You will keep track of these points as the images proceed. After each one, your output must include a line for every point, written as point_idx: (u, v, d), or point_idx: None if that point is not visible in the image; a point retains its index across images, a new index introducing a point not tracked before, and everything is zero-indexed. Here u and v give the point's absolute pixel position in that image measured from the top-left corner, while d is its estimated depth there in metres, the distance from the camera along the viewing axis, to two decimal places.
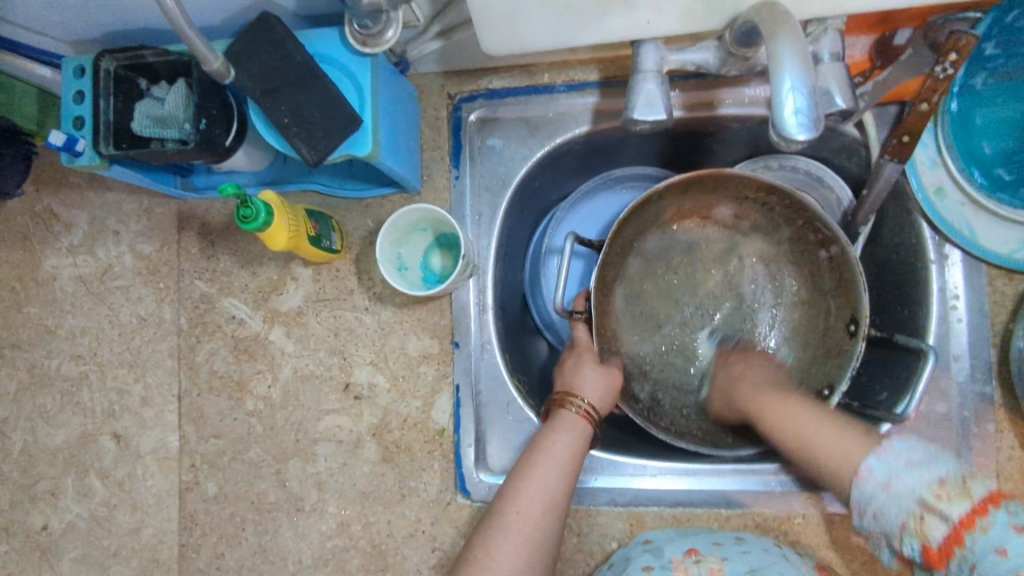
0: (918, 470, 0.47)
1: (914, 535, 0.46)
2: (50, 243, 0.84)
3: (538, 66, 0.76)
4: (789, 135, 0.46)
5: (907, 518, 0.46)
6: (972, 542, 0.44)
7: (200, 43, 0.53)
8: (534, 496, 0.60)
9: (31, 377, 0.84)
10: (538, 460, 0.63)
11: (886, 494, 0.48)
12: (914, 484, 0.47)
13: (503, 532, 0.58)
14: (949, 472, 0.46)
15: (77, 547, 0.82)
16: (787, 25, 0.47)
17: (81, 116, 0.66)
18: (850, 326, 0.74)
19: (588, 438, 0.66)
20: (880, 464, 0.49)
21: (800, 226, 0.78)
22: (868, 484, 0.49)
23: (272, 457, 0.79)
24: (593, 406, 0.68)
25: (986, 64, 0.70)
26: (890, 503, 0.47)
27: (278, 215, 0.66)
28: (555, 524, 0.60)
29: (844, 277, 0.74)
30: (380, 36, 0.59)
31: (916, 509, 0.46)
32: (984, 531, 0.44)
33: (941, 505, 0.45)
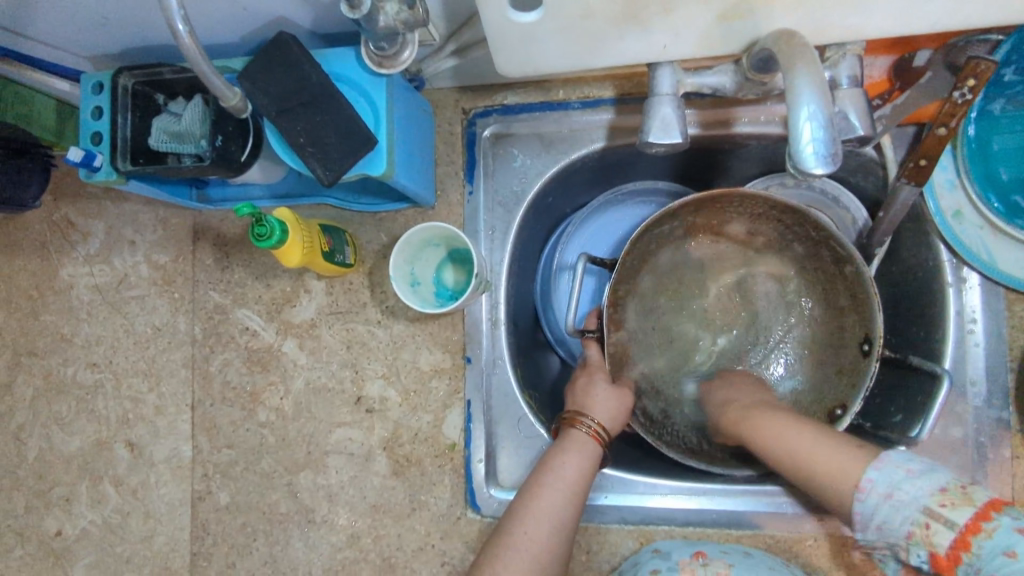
0: (919, 480, 0.48)
1: (921, 544, 0.47)
2: (67, 252, 0.85)
3: (552, 83, 0.76)
4: (805, 167, 0.46)
5: (913, 527, 0.47)
6: (981, 544, 0.45)
7: (219, 82, 0.54)
8: (542, 516, 0.60)
9: (47, 384, 0.85)
10: (547, 480, 0.63)
11: (887, 505, 0.49)
12: (925, 478, 0.48)
13: (511, 551, 0.58)
14: (950, 481, 0.48)
15: (90, 553, 0.83)
16: (805, 57, 0.47)
17: (98, 133, 0.66)
18: (863, 347, 0.72)
19: (597, 457, 0.66)
20: (880, 475, 0.50)
21: (815, 245, 0.77)
22: (869, 496, 0.50)
23: (283, 468, 0.79)
24: (603, 426, 0.68)
25: (1004, 90, 0.69)
26: (897, 516, 0.48)
27: (292, 232, 0.66)
28: (563, 545, 0.60)
29: (859, 298, 0.73)
30: (396, 57, 0.59)
31: (920, 517, 0.47)
32: (992, 535, 0.45)
33: (946, 512, 0.46)
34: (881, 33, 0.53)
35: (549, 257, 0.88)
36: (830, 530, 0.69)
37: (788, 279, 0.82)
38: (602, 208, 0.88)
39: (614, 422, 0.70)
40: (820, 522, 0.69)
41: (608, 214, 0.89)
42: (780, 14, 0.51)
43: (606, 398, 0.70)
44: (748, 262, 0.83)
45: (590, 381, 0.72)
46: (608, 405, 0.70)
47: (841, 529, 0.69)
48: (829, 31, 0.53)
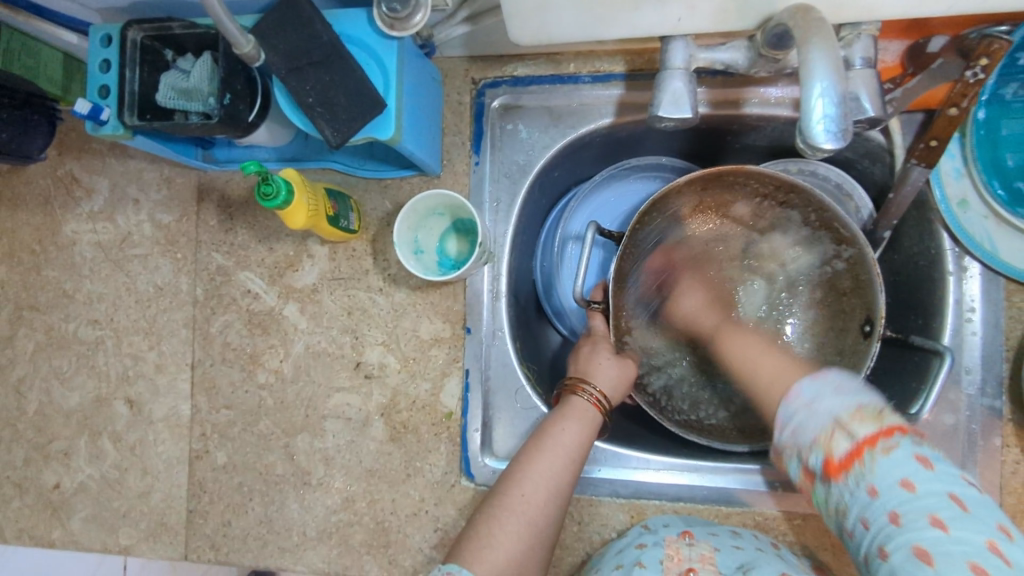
0: (842, 396, 0.54)
1: (818, 447, 0.53)
2: (70, 208, 0.85)
3: (564, 56, 0.76)
4: (816, 142, 0.46)
5: (821, 433, 0.53)
6: (873, 459, 0.50)
7: (232, 26, 0.54)
8: (540, 480, 0.61)
9: (49, 339, 0.85)
10: (547, 444, 0.64)
11: (808, 411, 0.55)
12: (847, 397, 0.54)
13: (507, 512, 0.59)
14: (869, 402, 0.53)
15: (87, 507, 0.84)
16: (822, 33, 0.47)
17: (106, 86, 0.66)
18: (866, 328, 0.74)
19: (596, 426, 0.67)
20: (811, 389, 0.57)
21: (819, 230, 0.77)
22: (795, 405, 0.57)
23: (281, 430, 0.80)
24: (604, 395, 0.69)
25: (1018, 75, 0.68)
26: (811, 420, 0.54)
27: (298, 193, 0.66)
28: (557, 510, 0.61)
29: (860, 279, 0.74)
30: (408, 20, 0.59)
31: (830, 426, 0.53)
32: (886, 454, 0.50)
33: (853, 425, 0.52)
34: (895, 13, 0.53)
35: (550, 231, 0.88)
36: (819, 510, 0.70)
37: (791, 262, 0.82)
38: (605, 183, 0.88)
39: (616, 392, 0.71)
40: (809, 502, 0.70)
41: (611, 189, 0.89)
42: None
43: (605, 370, 0.71)
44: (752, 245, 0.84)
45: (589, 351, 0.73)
46: (609, 377, 0.71)
47: None
48: (843, 10, 0.53)
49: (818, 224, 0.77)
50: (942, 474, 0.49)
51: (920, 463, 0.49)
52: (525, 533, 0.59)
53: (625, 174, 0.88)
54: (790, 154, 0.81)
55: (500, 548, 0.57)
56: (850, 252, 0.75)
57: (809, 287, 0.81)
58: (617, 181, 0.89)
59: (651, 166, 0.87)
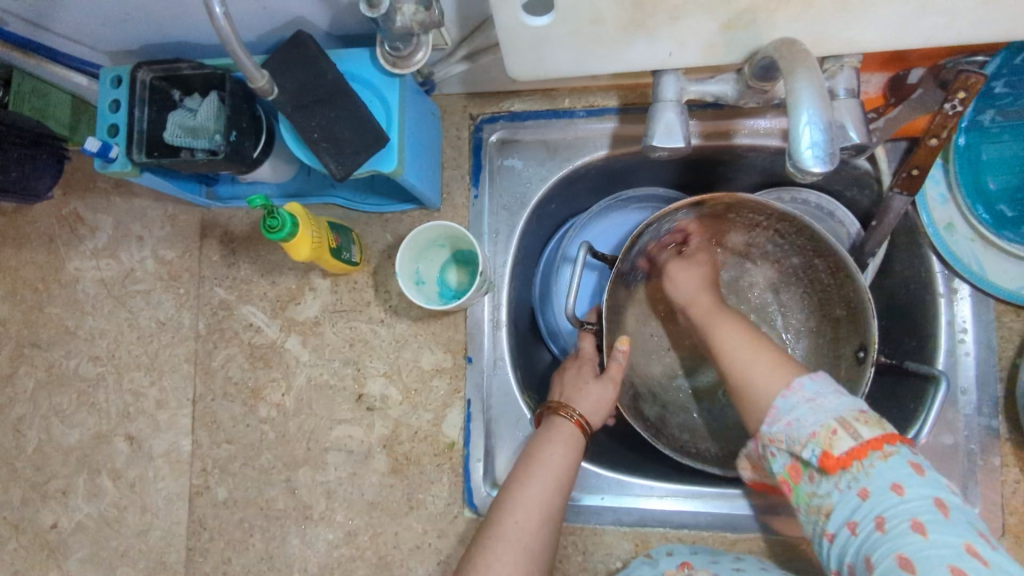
0: (843, 397, 0.56)
1: (823, 442, 0.54)
2: (75, 246, 0.86)
3: (559, 91, 0.78)
4: (805, 167, 0.48)
5: (821, 429, 0.54)
6: (874, 465, 0.52)
7: (249, 62, 0.55)
8: (531, 506, 0.61)
9: (49, 376, 0.85)
10: (534, 470, 0.64)
11: (812, 404, 0.56)
12: (831, 404, 0.55)
13: (502, 541, 0.59)
14: (866, 408, 0.56)
15: (85, 547, 0.83)
16: (805, 65, 0.49)
17: (116, 125, 0.68)
18: (858, 355, 0.74)
19: (579, 447, 0.67)
20: (812, 385, 0.58)
21: (810, 256, 0.79)
22: (797, 396, 0.57)
23: (282, 464, 0.80)
24: (586, 418, 0.69)
25: (993, 102, 0.70)
26: (811, 415, 0.55)
27: (303, 227, 0.68)
28: (550, 535, 0.61)
29: (853, 309, 0.75)
30: (409, 58, 0.61)
31: (832, 423, 0.54)
32: (885, 460, 0.52)
33: (856, 425, 0.54)
34: (876, 46, 0.55)
35: (549, 261, 0.89)
36: None
37: (784, 289, 0.85)
38: (603, 213, 0.90)
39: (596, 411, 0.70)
40: None
41: (608, 220, 0.90)
42: (781, 25, 0.53)
43: (596, 391, 0.72)
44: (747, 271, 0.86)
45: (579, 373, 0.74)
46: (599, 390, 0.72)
47: None
48: (826, 43, 0.55)
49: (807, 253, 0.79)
50: (934, 484, 0.52)
51: (914, 469, 0.52)
52: (522, 560, 0.59)
53: (620, 204, 0.90)
54: (781, 184, 0.83)
55: None
56: (842, 278, 0.75)
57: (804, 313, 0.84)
58: (613, 213, 0.90)
59: (645, 196, 0.89)
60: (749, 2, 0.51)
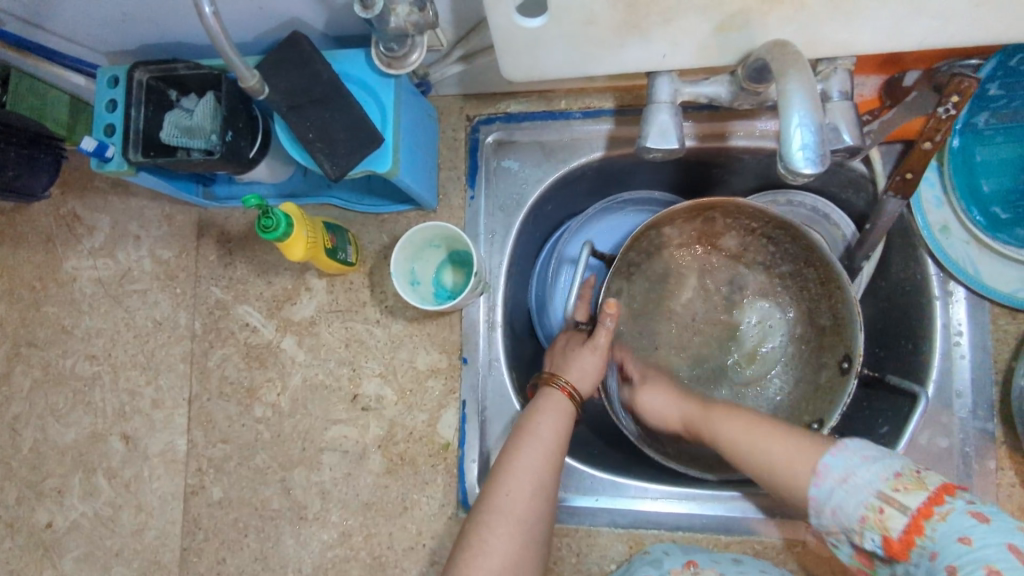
0: (875, 466, 0.54)
1: (877, 527, 0.52)
2: (72, 245, 0.86)
3: (555, 92, 0.78)
4: (796, 168, 0.48)
5: (867, 511, 0.53)
6: (934, 529, 0.50)
7: (240, 62, 0.56)
8: (523, 476, 0.61)
9: (45, 375, 0.85)
10: (525, 439, 0.64)
11: (844, 488, 0.54)
12: (870, 477, 0.53)
13: (496, 515, 0.59)
14: (906, 466, 0.54)
15: (80, 546, 0.83)
16: (797, 66, 0.49)
17: (112, 125, 0.68)
18: (843, 364, 0.76)
19: (571, 414, 0.67)
20: (839, 460, 0.56)
21: (801, 265, 0.80)
22: (826, 481, 0.55)
23: (277, 464, 0.80)
24: (575, 387, 0.69)
25: (988, 105, 0.71)
26: (851, 498, 0.53)
27: (297, 227, 0.68)
28: (546, 505, 0.61)
29: (840, 321, 0.76)
30: (405, 59, 0.61)
31: (875, 501, 0.52)
32: (944, 519, 0.50)
33: (900, 496, 0.52)
34: (870, 48, 0.55)
35: (542, 265, 0.89)
36: (821, 537, 0.69)
37: (774, 296, 0.84)
38: (597, 215, 0.90)
39: (585, 384, 0.71)
40: (809, 529, 0.70)
41: (603, 222, 0.90)
42: (774, 27, 0.53)
43: (586, 360, 0.72)
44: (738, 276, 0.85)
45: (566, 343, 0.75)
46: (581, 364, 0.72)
47: None
48: (819, 45, 0.55)
49: (801, 258, 0.79)
50: (999, 526, 0.49)
51: (976, 518, 0.49)
52: (518, 533, 0.59)
53: (615, 207, 0.90)
54: (776, 187, 0.83)
55: (495, 553, 0.58)
56: (832, 285, 0.76)
57: (792, 321, 0.83)
58: (607, 216, 0.90)
59: (641, 200, 0.90)
60: (742, 4, 0.51)
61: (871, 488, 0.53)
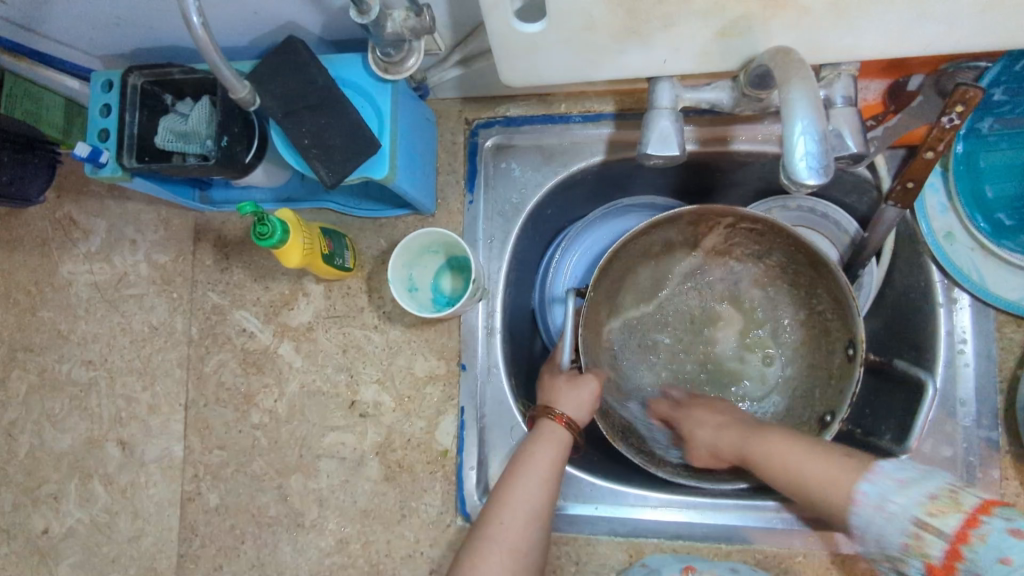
0: (910, 491, 0.50)
1: (915, 553, 0.49)
2: (68, 249, 0.86)
3: (555, 96, 0.77)
4: (798, 179, 0.47)
5: (907, 537, 0.50)
6: (971, 552, 0.47)
7: (229, 73, 0.54)
8: (516, 506, 0.61)
9: (41, 380, 0.85)
10: (520, 470, 0.63)
11: (881, 516, 0.51)
12: (911, 495, 0.50)
13: (490, 542, 0.59)
14: (940, 487, 0.50)
15: (76, 553, 0.82)
16: (801, 73, 0.48)
17: (106, 130, 0.67)
18: (849, 351, 0.73)
19: (567, 445, 0.66)
20: (873, 488, 0.53)
21: (790, 252, 0.78)
22: (863, 509, 0.53)
23: (274, 471, 0.79)
24: (572, 418, 0.68)
25: (993, 110, 0.69)
26: (889, 527, 0.50)
27: (293, 233, 0.67)
28: (539, 537, 0.60)
29: (840, 303, 0.74)
30: (401, 64, 0.60)
31: (912, 529, 0.49)
32: (983, 541, 0.47)
33: (935, 521, 0.49)
34: (874, 54, 0.54)
35: (545, 270, 0.89)
36: (822, 546, 0.69)
37: (773, 284, 0.83)
38: (598, 221, 0.89)
39: (582, 412, 0.69)
40: (810, 538, 0.69)
41: (604, 228, 0.89)
42: (776, 33, 0.53)
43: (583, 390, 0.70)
44: (731, 270, 0.85)
45: (557, 377, 0.72)
46: (578, 394, 0.70)
47: (840, 547, 0.68)
48: (823, 50, 0.54)
49: (784, 246, 0.78)
50: None
51: (1015, 536, 0.46)
52: (508, 562, 0.58)
53: (615, 212, 0.89)
54: (783, 192, 0.82)
55: None
56: (826, 272, 0.74)
57: (795, 305, 0.82)
58: (611, 219, 0.89)
59: (640, 205, 0.89)
60: (744, 10, 0.51)
61: (910, 511, 0.49)
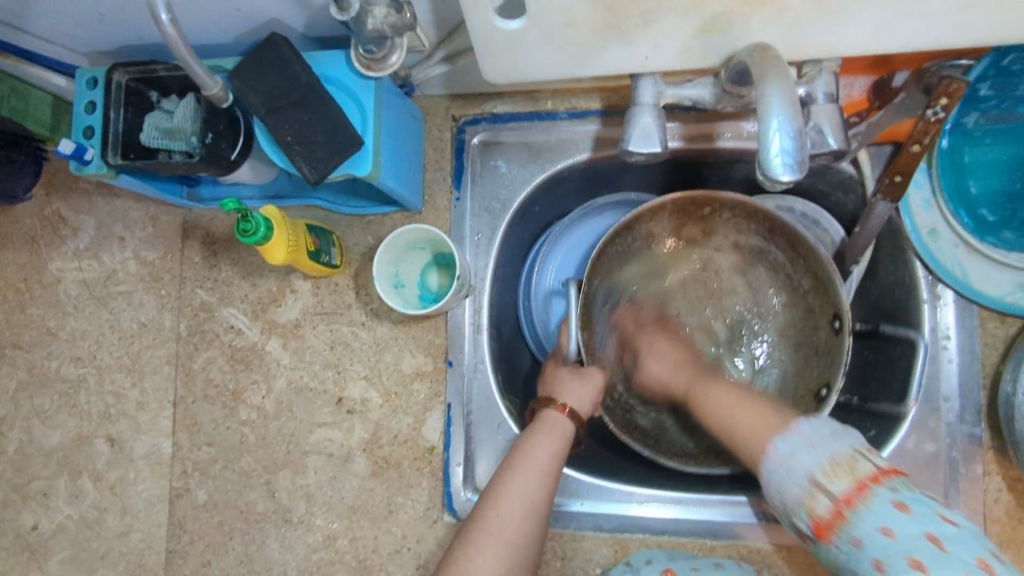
0: (816, 450, 0.50)
1: (804, 508, 0.50)
2: (56, 247, 0.86)
3: (542, 93, 0.78)
4: (774, 175, 0.47)
5: (801, 495, 0.50)
6: (855, 516, 0.47)
7: (199, 69, 0.56)
8: (514, 499, 0.61)
9: (30, 377, 0.85)
10: (517, 463, 0.63)
11: (786, 472, 0.51)
12: (811, 458, 0.50)
13: (482, 535, 0.59)
14: (843, 451, 0.49)
15: (65, 549, 0.82)
16: (777, 69, 0.49)
17: (91, 127, 0.67)
18: (834, 325, 0.73)
19: (567, 438, 0.66)
20: (788, 445, 0.52)
21: (767, 236, 0.78)
22: (774, 464, 0.52)
23: (263, 467, 0.79)
24: (574, 408, 0.69)
25: (979, 105, 0.70)
26: (789, 483, 0.50)
27: (277, 229, 0.67)
28: (534, 530, 0.60)
29: (822, 283, 0.74)
30: (384, 61, 0.60)
31: (809, 486, 0.49)
32: (867, 508, 0.47)
33: (830, 483, 0.49)
34: (854, 50, 0.54)
35: (528, 270, 0.88)
36: (805, 541, 0.69)
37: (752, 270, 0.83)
38: (576, 223, 0.88)
39: (583, 404, 0.71)
40: (794, 534, 0.70)
41: (580, 230, 0.88)
42: (757, 29, 0.53)
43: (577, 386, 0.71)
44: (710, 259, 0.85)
45: (559, 369, 0.74)
46: (579, 386, 0.71)
47: None
48: (803, 47, 0.54)
49: (764, 231, 0.78)
50: (922, 513, 0.46)
51: (898, 509, 0.46)
52: (503, 555, 0.58)
53: (589, 213, 0.88)
54: (768, 192, 0.82)
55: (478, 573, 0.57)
56: (808, 255, 0.75)
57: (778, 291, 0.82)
58: (589, 220, 0.89)
59: (614, 202, 0.89)
60: (723, 7, 0.51)
61: (807, 472, 0.49)
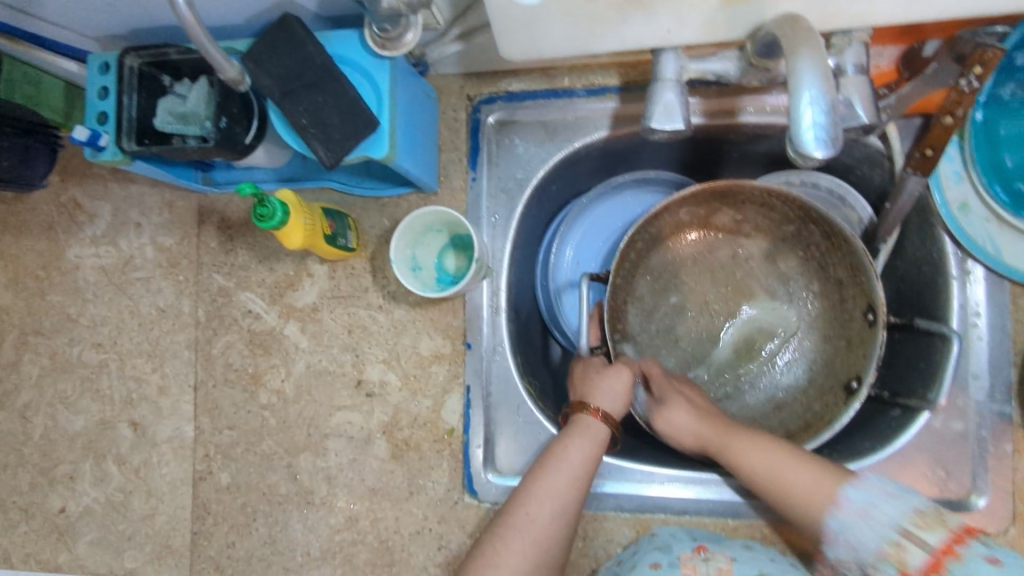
0: (896, 503, 0.57)
1: (894, 561, 0.55)
2: (74, 234, 0.86)
3: (558, 70, 0.76)
4: (806, 150, 0.46)
5: (886, 545, 0.55)
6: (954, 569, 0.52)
7: (218, 54, 0.55)
8: (546, 498, 0.61)
9: (53, 363, 0.86)
10: (552, 463, 0.63)
11: (863, 521, 0.57)
12: (897, 509, 0.56)
13: (512, 532, 0.60)
14: (922, 505, 0.57)
15: (93, 531, 0.84)
16: (809, 43, 0.47)
17: (104, 113, 0.67)
18: (868, 316, 0.73)
19: (604, 440, 0.66)
20: (859, 494, 0.58)
21: (803, 222, 0.78)
22: (847, 513, 0.58)
23: (283, 450, 0.80)
24: (609, 412, 0.68)
25: (1015, 74, 0.69)
26: (869, 531, 0.56)
27: (294, 214, 0.67)
28: (564, 530, 0.61)
29: (859, 275, 0.74)
30: (399, 39, 0.59)
31: (896, 536, 0.55)
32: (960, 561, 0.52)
33: (919, 532, 0.55)
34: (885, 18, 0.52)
35: (545, 252, 0.88)
36: None
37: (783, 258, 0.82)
38: (594, 203, 0.89)
39: (616, 405, 0.69)
40: None
41: (600, 208, 0.89)
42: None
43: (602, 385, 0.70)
44: (739, 249, 0.84)
45: (590, 366, 0.73)
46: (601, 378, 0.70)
47: None
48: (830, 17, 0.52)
49: (798, 216, 0.78)
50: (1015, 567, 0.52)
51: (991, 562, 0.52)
52: (530, 552, 0.59)
53: (609, 191, 0.88)
54: (790, 167, 0.82)
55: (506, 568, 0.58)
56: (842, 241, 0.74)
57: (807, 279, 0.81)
58: (606, 200, 0.89)
59: (635, 181, 0.88)
60: None
61: (895, 519, 0.56)
